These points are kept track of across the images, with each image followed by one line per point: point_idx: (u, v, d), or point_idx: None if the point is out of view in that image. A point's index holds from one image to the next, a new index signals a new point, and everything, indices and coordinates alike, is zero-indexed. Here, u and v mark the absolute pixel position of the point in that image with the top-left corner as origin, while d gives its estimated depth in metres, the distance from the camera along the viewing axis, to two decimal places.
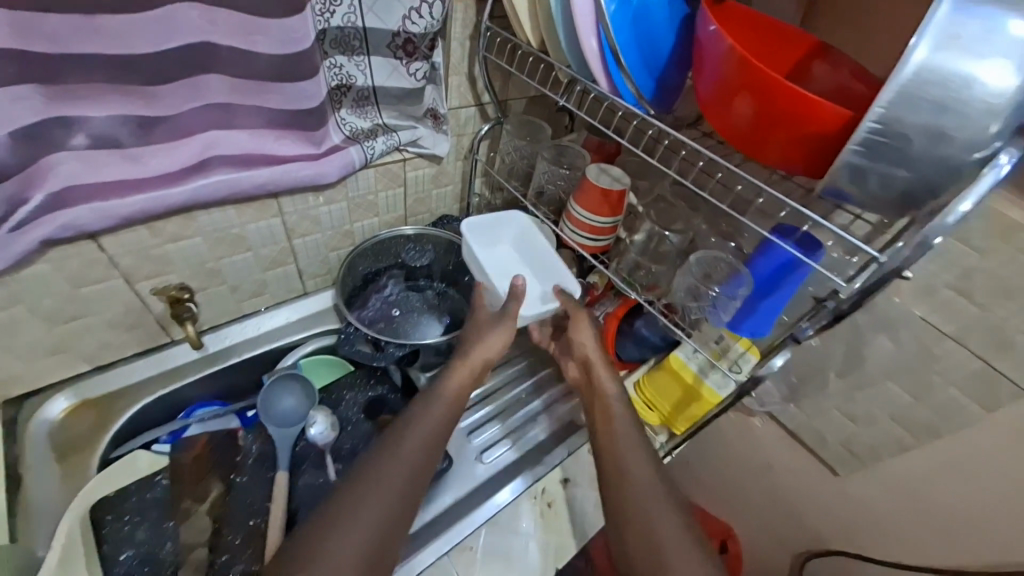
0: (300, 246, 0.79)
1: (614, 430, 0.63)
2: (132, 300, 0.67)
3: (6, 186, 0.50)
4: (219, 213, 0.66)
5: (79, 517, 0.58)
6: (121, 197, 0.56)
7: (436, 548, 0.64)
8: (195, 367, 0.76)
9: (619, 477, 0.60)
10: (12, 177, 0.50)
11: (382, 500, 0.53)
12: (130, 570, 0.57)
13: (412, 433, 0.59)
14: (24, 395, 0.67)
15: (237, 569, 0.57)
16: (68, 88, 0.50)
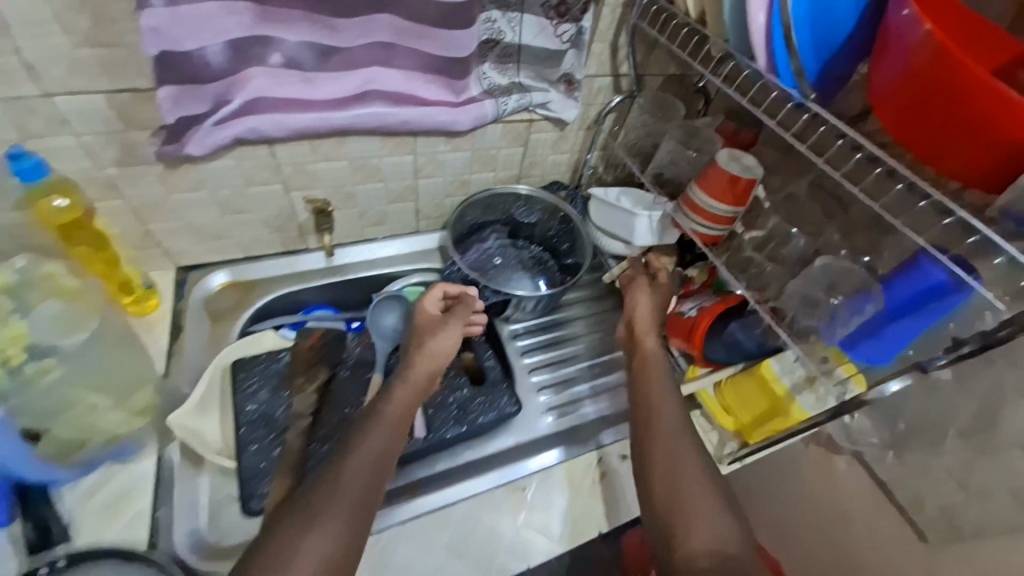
0: (422, 186, 0.86)
1: (654, 382, 0.66)
2: (284, 205, 0.78)
3: (215, 87, 0.60)
4: (367, 141, 0.74)
5: (217, 373, 0.70)
6: (294, 113, 0.65)
7: (491, 479, 0.69)
8: (321, 274, 0.87)
9: (652, 427, 0.62)
10: (220, 80, 0.60)
11: (331, 539, 0.46)
12: (250, 421, 0.67)
13: (360, 451, 0.53)
14: (193, 266, 0.81)
15: (330, 445, 0.66)
16: (274, 11, 0.59)
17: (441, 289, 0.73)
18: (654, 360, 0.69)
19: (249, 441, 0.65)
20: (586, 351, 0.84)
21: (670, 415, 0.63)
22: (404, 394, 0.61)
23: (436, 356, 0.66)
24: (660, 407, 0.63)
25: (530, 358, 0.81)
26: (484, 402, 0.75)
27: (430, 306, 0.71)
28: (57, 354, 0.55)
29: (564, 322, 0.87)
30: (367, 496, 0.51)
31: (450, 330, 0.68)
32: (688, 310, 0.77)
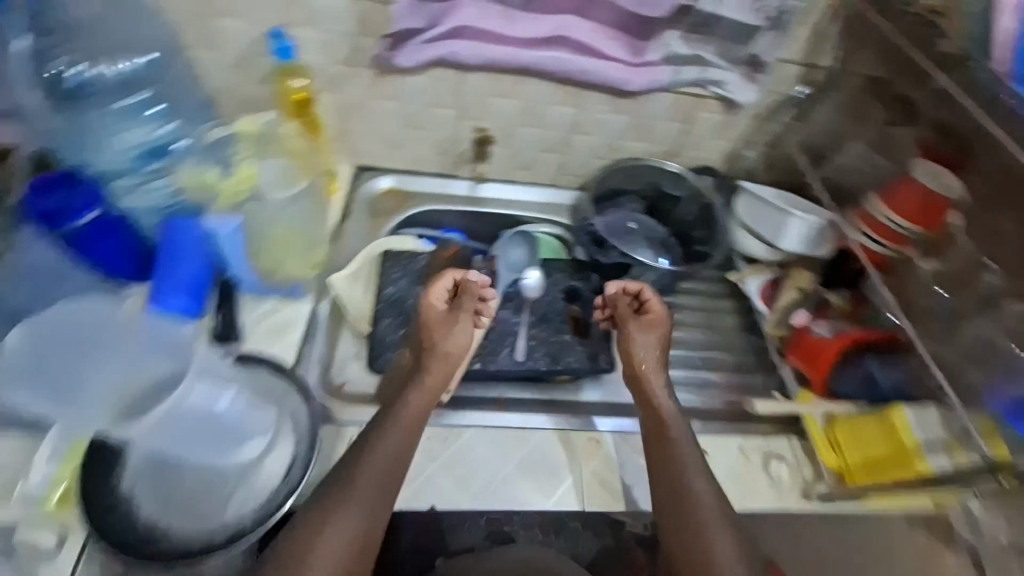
0: (577, 143, 0.87)
1: (676, 458, 0.60)
2: (450, 131, 0.84)
3: (433, 9, 0.69)
4: (544, 86, 0.78)
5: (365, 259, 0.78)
6: (489, 45, 0.71)
7: (570, 422, 0.69)
8: (463, 201, 0.91)
9: (682, 504, 0.57)
10: (439, 5, 0.68)
11: (348, 531, 0.51)
12: (388, 299, 0.76)
13: (376, 452, 0.56)
14: (367, 168, 0.90)
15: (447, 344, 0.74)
16: None
17: (449, 276, 0.71)
18: (674, 432, 0.62)
19: (384, 314, 0.74)
20: (693, 339, 0.81)
21: (703, 490, 0.57)
22: (418, 399, 0.61)
23: (448, 359, 0.64)
24: (688, 483, 0.58)
25: None
26: (584, 352, 0.74)
27: (437, 298, 0.70)
28: (264, 201, 0.67)
29: (677, 306, 0.84)
30: (384, 496, 0.54)
31: (462, 325, 0.67)
32: (821, 331, 0.73)
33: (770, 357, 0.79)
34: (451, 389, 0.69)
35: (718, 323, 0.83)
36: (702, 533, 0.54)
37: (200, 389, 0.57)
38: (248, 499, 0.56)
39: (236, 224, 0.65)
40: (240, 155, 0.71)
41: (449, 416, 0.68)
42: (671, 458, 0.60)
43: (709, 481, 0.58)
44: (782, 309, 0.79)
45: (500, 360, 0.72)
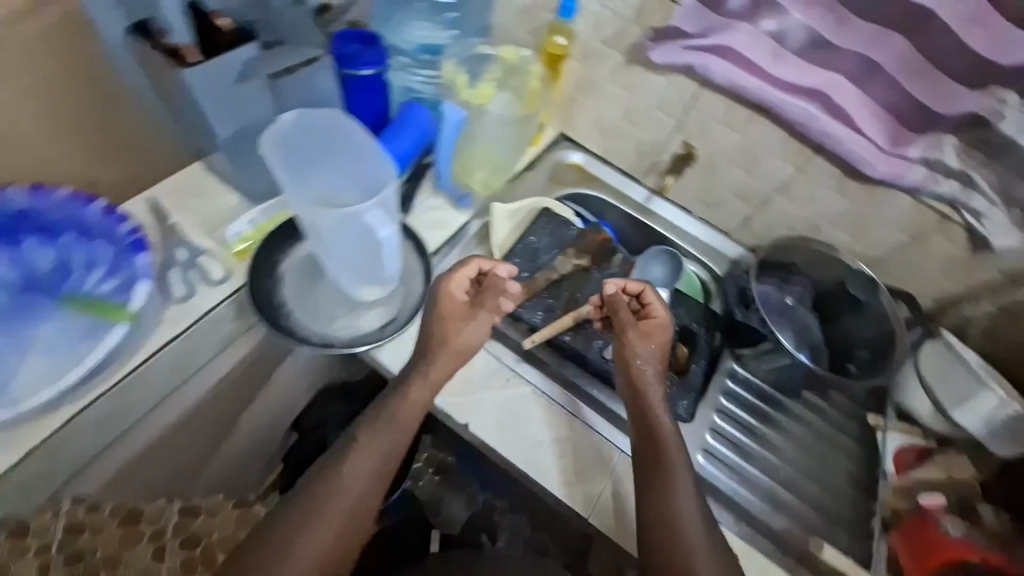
0: (775, 204, 0.79)
1: (671, 473, 0.57)
2: (657, 139, 0.83)
3: (710, 19, 0.65)
4: (772, 133, 0.72)
5: (527, 209, 0.81)
6: (743, 75, 0.66)
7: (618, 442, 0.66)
8: (631, 204, 0.91)
9: (676, 539, 0.53)
10: (718, 18, 0.64)
11: (318, 542, 0.53)
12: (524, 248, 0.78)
13: (354, 464, 0.57)
14: (568, 138, 0.92)
15: (551, 314, 0.72)
16: None
17: (473, 266, 0.66)
18: (668, 451, 0.58)
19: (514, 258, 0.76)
20: (789, 450, 0.73)
21: (689, 512, 0.55)
22: (417, 397, 0.60)
23: (456, 352, 0.62)
24: (680, 507, 0.55)
25: (725, 400, 0.75)
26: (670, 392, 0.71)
27: (457, 292, 0.65)
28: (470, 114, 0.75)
29: (789, 408, 0.76)
30: (360, 508, 0.55)
31: (484, 321, 0.64)
32: (954, 531, 0.64)
33: (867, 523, 0.68)
34: (536, 341, 0.69)
35: (825, 452, 0.74)
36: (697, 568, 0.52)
37: (376, 213, 0.59)
38: (354, 327, 0.67)
39: (460, 115, 0.73)
40: (489, 73, 0.78)
41: (519, 363, 0.69)
42: (667, 478, 0.56)
43: (690, 466, 0.58)
44: (916, 484, 0.69)
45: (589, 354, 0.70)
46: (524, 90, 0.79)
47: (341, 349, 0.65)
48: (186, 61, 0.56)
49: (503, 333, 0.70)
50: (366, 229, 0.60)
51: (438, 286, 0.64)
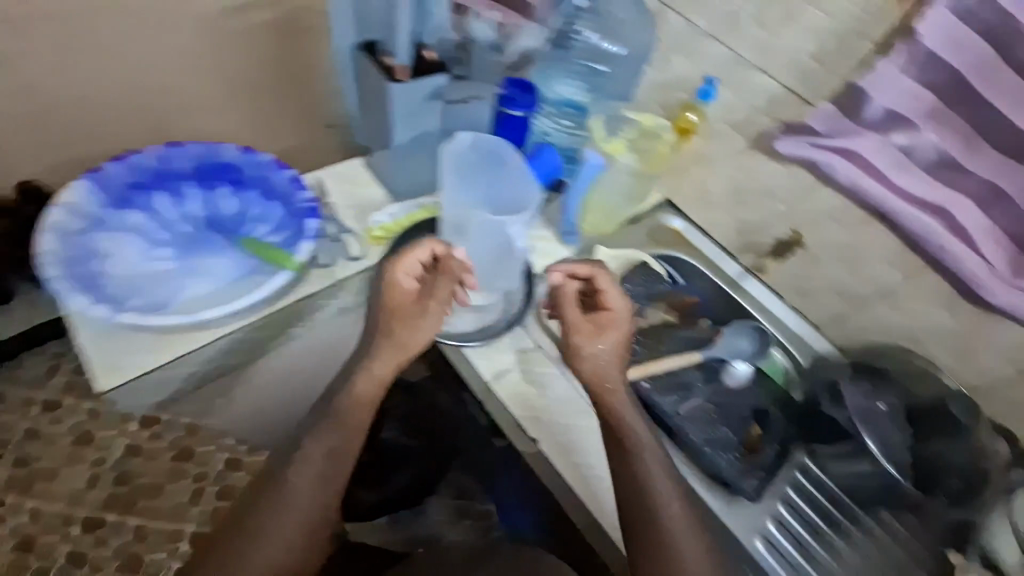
0: (875, 308, 0.80)
1: (651, 476, 0.60)
2: (762, 219, 0.86)
3: (844, 124, 0.69)
4: (885, 238, 0.74)
5: (631, 258, 0.87)
6: (867, 179, 0.69)
7: None
8: (722, 276, 0.95)
9: (665, 544, 0.58)
10: (852, 124, 0.69)
11: (276, 546, 0.60)
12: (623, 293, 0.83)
13: (299, 474, 0.62)
14: (671, 205, 0.93)
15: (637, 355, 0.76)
16: (944, 113, 0.63)
17: (420, 255, 0.65)
18: (638, 451, 0.61)
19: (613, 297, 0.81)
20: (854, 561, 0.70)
21: (676, 516, 0.59)
22: (369, 383, 0.64)
23: (404, 346, 0.64)
24: (666, 502, 0.59)
25: (793, 493, 0.73)
26: (739, 465, 0.70)
27: (405, 282, 0.64)
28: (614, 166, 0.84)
29: (863, 522, 0.72)
30: (313, 510, 0.62)
31: (432, 314, 0.65)
32: None
33: None
34: (620, 377, 0.73)
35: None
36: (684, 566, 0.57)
37: (517, 225, 0.69)
38: (458, 322, 0.74)
39: (601, 162, 0.79)
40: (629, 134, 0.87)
41: None
42: (644, 473, 0.60)
43: (672, 476, 0.61)
44: None
45: (666, 403, 0.72)
46: (656, 154, 0.88)
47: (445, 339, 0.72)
48: (395, 77, 0.70)
49: None
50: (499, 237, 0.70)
51: (385, 276, 0.64)
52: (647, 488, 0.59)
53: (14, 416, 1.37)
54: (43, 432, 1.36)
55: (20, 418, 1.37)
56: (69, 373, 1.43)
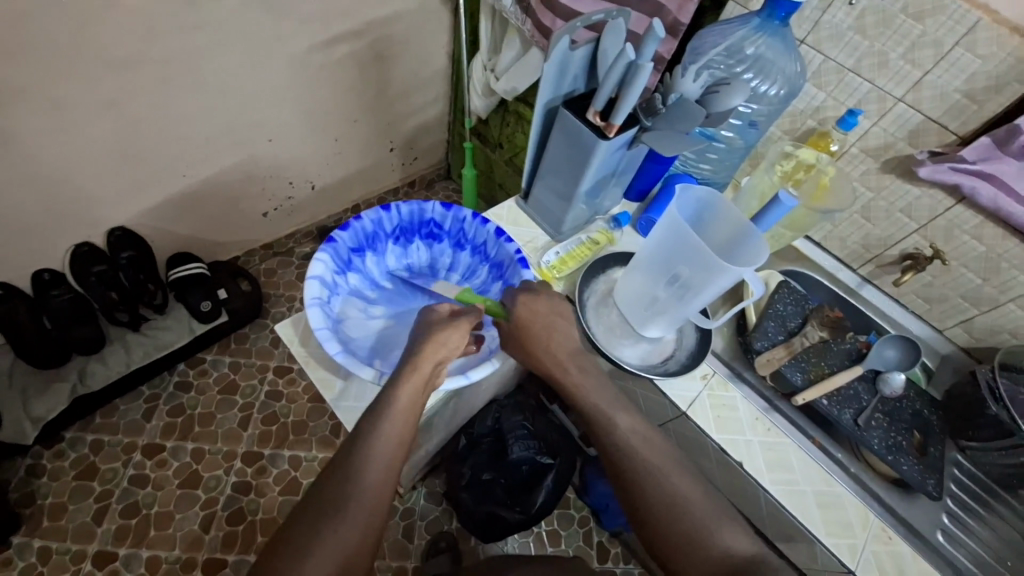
0: (1006, 311, 0.86)
1: (597, 404, 0.68)
2: (892, 235, 0.93)
3: (995, 153, 0.75)
4: (1010, 246, 0.81)
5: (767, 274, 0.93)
6: (1014, 203, 0.76)
7: (857, 494, 0.76)
8: (844, 288, 1.01)
9: (623, 465, 0.66)
10: (999, 155, 0.75)
11: (351, 522, 0.58)
12: (779, 314, 0.87)
13: (371, 447, 0.61)
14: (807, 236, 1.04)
15: (803, 371, 0.82)
16: None
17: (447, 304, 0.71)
18: (592, 399, 0.69)
19: (774, 321, 0.86)
20: (1003, 529, 0.82)
21: (626, 425, 0.67)
22: (410, 385, 0.64)
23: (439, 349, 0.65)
24: (616, 420, 0.67)
25: (954, 485, 0.83)
26: (916, 470, 0.77)
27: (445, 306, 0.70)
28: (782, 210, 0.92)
29: (1007, 500, 0.83)
30: (385, 479, 0.61)
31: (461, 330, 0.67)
32: None
33: None
34: (805, 396, 0.80)
35: None
36: (640, 469, 0.65)
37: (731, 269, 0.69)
38: (642, 353, 0.80)
39: (792, 201, 0.72)
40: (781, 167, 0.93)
41: (767, 411, 0.80)
42: (596, 404, 0.68)
43: (610, 396, 0.69)
44: None
45: (840, 412, 0.79)
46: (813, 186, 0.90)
47: (637, 369, 0.78)
48: (607, 137, 0.71)
49: (763, 391, 0.82)
50: (716, 289, 0.69)
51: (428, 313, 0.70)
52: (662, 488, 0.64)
53: (119, 463, 1.40)
54: (151, 476, 1.40)
55: (126, 465, 1.40)
56: (166, 415, 1.47)
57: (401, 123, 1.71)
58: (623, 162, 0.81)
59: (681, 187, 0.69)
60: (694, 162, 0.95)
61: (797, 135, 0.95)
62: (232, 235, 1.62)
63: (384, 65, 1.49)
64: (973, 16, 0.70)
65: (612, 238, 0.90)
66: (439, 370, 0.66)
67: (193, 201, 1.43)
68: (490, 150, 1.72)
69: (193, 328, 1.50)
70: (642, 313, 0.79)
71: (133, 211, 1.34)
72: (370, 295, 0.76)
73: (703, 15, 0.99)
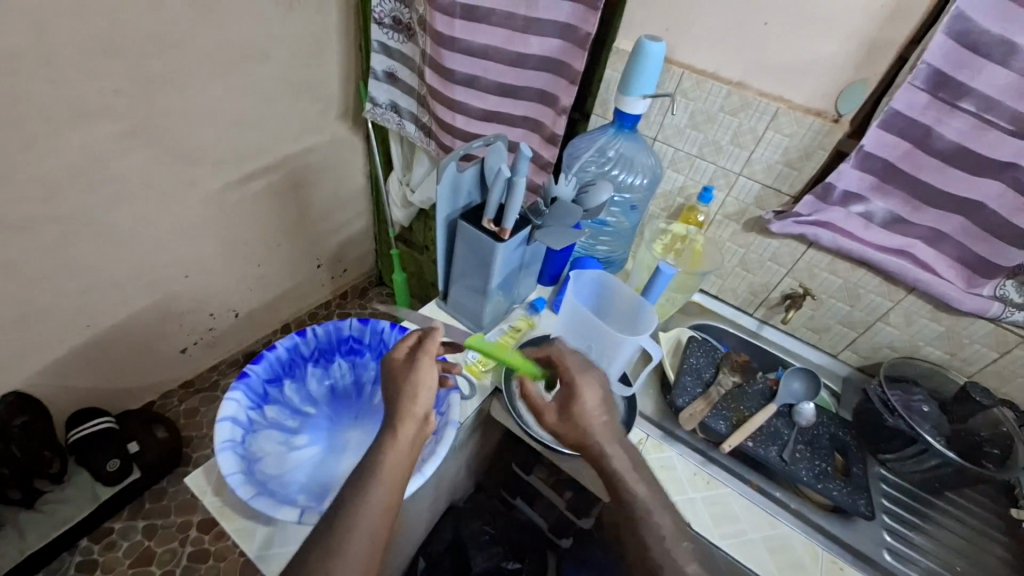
0: (878, 330, 0.99)
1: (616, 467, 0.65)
2: (771, 282, 1.07)
3: (822, 206, 0.91)
4: (861, 275, 0.96)
5: (674, 334, 1.02)
6: (848, 241, 0.91)
7: (801, 530, 0.79)
8: (748, 332, 1.13)
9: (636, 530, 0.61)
10: (825, 207, 0.91)
11: None
12: (695, 368, 0.95)
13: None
14: (704, 291, 1.16)
15: (725, 420, 0.87)
16: (915, 105, 0.75)
17: (414, 335, 0.71)
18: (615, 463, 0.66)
19: (690, 376, 0.94)
20: (945, 537, 0.86)
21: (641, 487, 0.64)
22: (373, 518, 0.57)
23: (418, 401, 0.65)
24: (631, 482, 0.64)
25: (886, 500, 0.88)
26: (846, 492, 0.82)
27: (405, 345, 0.70)
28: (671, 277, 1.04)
29: (934, 504, 0.89)
30: None
31: (428, 378, 0.66)
32: None
33: None
34: (732, 443, 0.84)
35: (970, 526, 0.88)
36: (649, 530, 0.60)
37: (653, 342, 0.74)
38: None
39: (671, 269, 0.83)
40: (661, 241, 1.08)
41: (704, 462, 0.84)
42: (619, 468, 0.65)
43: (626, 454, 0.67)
44: None
45: (767, 450, 0.85)
46: (692, 254, 1.08)
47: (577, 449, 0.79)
48: (503, 238, 0.79)
49: (696, 445, 0.86)
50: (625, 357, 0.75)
51: (388, 372, 0.69)
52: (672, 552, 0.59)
53: None
54: None
55: None
56: None
57: (325, 240, 1.76)
58: (526, 256, 0.89)
59: (575, 273, 0.78)
60: (591, 243, 1.07)
61: (672, 211, 1.11)
62: (149, 378, 1.52)
63: (302, 191, 1.57)
64: (772, 108, 0.90)
65: (532, 322, 0.96)
66: (424, 421, 0.66)
67: (102, 349, 1.35)
68: (417, 253, 1.80)
69: (97, 493, 1.33)
70: None
71: (28, 372, 1.23)
72: (291, 425, 0.75)
73: (575, 125, 1.17)
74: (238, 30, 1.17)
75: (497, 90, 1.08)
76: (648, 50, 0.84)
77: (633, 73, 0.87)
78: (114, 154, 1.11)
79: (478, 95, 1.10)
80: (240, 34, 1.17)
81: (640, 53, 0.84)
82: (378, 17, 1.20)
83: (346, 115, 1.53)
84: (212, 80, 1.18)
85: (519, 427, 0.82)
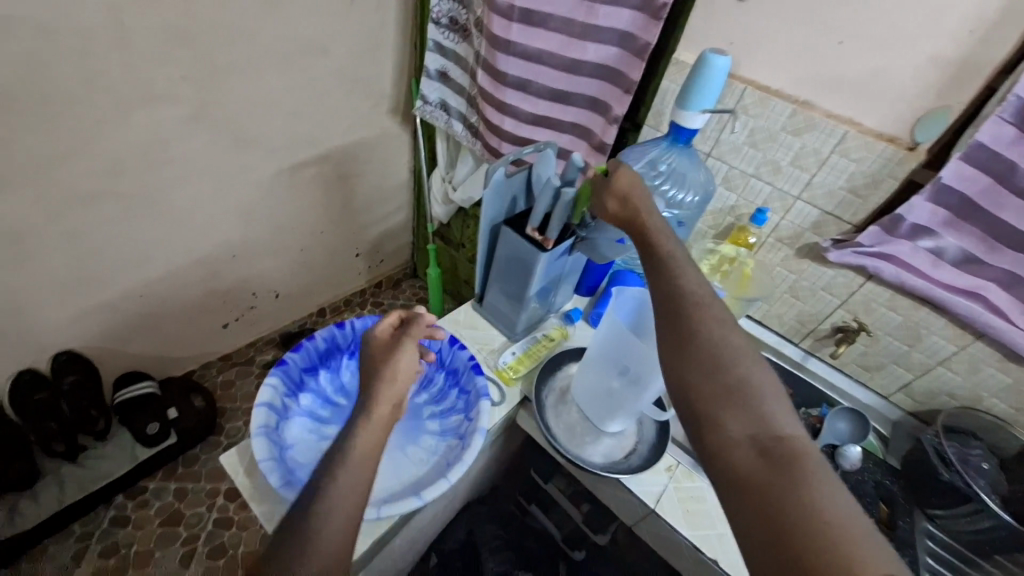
0: (936, 373, 0.92)
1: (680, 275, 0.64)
2: (821, 312, 1.01)
3: (886, 238, 0.85)
4: (922, 314, 0.89)
5: None
6: (913, 276, 0.85)
7: None
8: (793, 363, 1.08)
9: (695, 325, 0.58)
10: (889, 238, 0.85)
11: None
12: None
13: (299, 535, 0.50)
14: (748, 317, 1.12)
15: None
16: (1004, 136, 0.69)
17: (394, 316, 0.70)
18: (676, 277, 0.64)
19: None
20: None
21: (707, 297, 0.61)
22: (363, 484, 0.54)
23: (395, 382, 0.64)
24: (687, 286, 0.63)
25: (931, 559, 0.82)
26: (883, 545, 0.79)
27: (385, 326, 0.69)
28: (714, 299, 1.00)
29: None
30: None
31: (406, 359, 0.66)
32: None
33: None
34: None
35: None
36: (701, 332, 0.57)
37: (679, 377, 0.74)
38: (606, 450, 0.81)
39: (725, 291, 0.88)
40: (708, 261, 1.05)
41: None
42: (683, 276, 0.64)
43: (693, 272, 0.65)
44: None
45: None
46: (740, 278, 1.04)
47: (602, 468, 0.77)
48: (546, 247, 0.78)
49: None
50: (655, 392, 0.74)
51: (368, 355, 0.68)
52: (760, 400, 0.52)
53: None
54: None
55: None
56: (96, 558, 1.31)
57: (366, 231, 1.80)
58: (567, 266, 0.88)
59: (618, 289, 0.76)
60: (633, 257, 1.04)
61: (720, 230, 1.08)
62: (190, 350, 1.59)
63: (347, 182, 1.60)
64: (840, 131, 0.85)
65: (566, 333, 0.94)
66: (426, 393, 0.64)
67: (150, 320, 1.42)
68: (453, 249, 1.81)
69: (135, 454, 1.41)
70: (599, 408, 0.81)
71: (83, 334, 1.31)
72: (324, 414, 0.76)
73: (626, 134, 1.14)
74: (298, 23, 1.20)
75: (549, 95, 1.07)
76: (713, 64, 0.80)
77: (693, 87, 0.83)
78: (176, 137, 1.17)
79: (528, 99, 1.09)
80: (300, 28, 1.21)
81: (704, 66, 0.81)
82: (435, 17, 1.21)
83: (396, 111, 1.55)
84: (269, 72, 1.22)
85: (547, 440, 0.81)
